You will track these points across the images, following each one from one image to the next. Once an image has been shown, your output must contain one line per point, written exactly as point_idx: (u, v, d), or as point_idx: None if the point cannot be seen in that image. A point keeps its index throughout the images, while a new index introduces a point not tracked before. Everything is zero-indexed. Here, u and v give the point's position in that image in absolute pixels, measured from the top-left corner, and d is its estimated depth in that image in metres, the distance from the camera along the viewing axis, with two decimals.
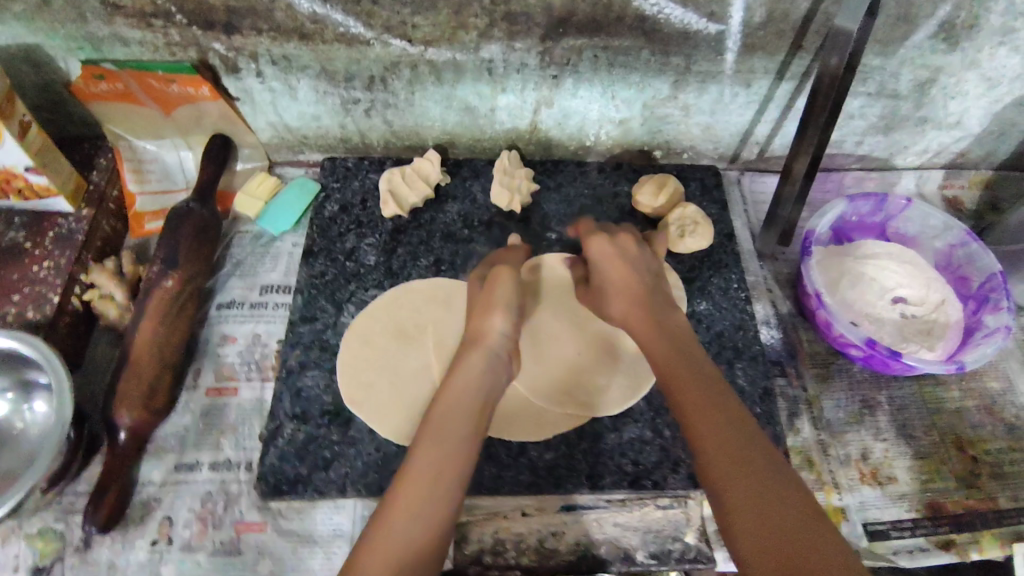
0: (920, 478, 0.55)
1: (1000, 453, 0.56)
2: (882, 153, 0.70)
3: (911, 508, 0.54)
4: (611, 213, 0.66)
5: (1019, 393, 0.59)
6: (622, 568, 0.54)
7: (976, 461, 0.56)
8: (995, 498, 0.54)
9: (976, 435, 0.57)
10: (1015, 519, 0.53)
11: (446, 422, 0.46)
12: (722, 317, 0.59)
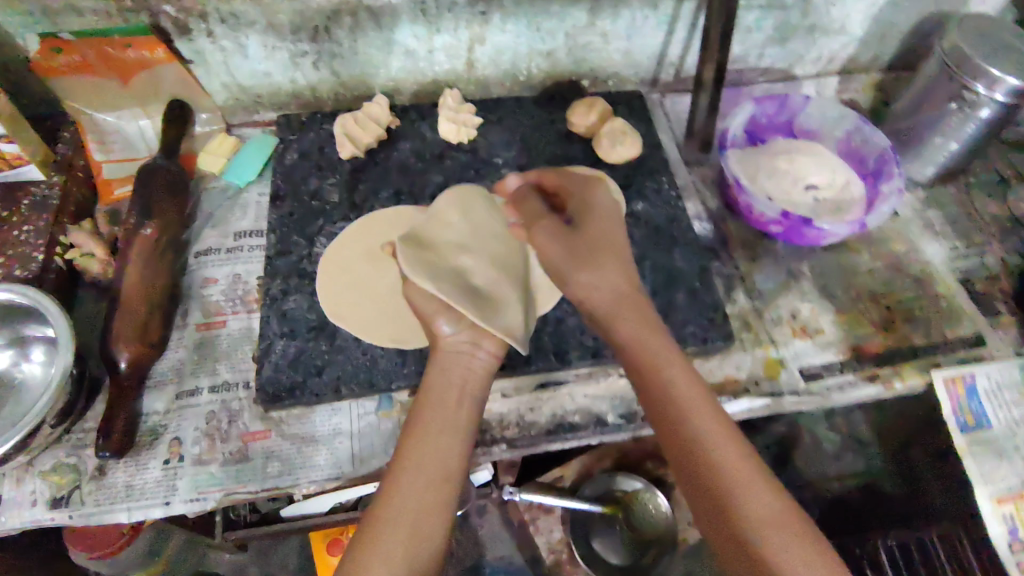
0: (844, 328, 0.68)
1: (910, 301, 0.71)
2: (783, 64, 0.85)
3: (838, 352, 0.67)
4: (551, 137, 0.77)
5: (919, 252, 0.75)
6: (596, 430, 0.60)
7: (891, 310, 0.70)
8: (910, 337, 0.68)
9: (887, 289, 0.71)
10: (928, 351, 0.67)
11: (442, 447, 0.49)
12: (657, 214, 0.72)
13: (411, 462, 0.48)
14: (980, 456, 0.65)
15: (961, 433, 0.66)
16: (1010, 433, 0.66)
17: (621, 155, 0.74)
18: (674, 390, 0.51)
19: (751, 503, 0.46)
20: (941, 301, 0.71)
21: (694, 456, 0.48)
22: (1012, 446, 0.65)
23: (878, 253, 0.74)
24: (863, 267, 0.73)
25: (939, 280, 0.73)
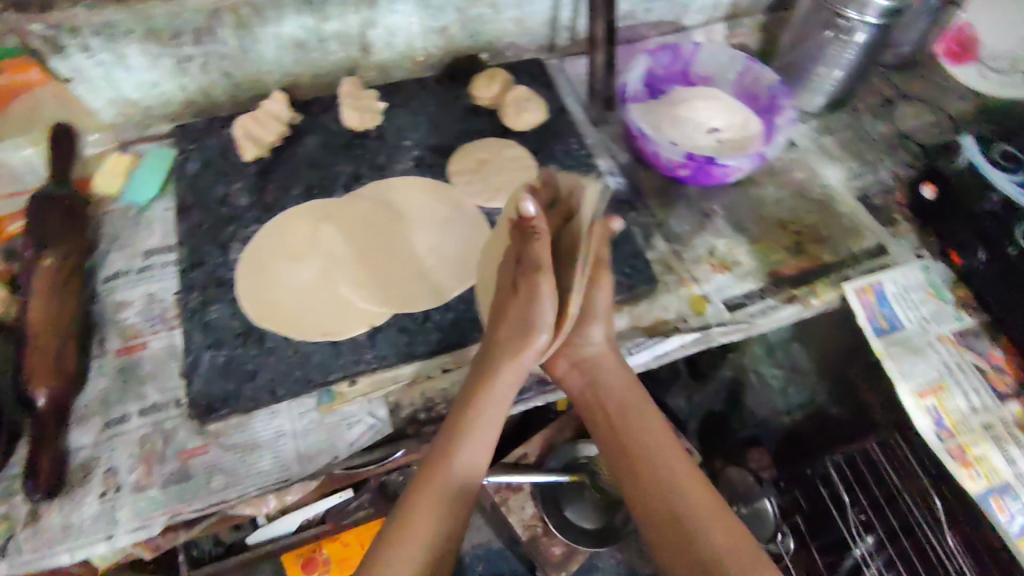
0: (758, 257, 0.73)
1: (814, 224, 0.76)
2: (670, 16, 0.88)
3: (756, 281, 0.71)
4: (457, 113, 0.77)
5: (816, 178, 0.80)
6: (540, 389, 0.66)
7: (798, 234, 0.75)
8: (819, 257, 0.73)
9: (793, 217, 0.76)
10: (836, 267, 0.72)
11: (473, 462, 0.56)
12: (571, 174, 0.74)
13: (451, 473, 0.55)
14: (898, 356, 0.69)
15: (878, 339, 0.70)
16: (920, 331, 0.71)
17: (528, 121, 0.76)
18: (647, 442, 0.59)
19: (714, 539, 0.53)
20: (842, 219, 0.76)
21: (660, 500, 0.56)
22: (925, 342, 0.70)
23: (780, 185, 0.79)
24: (768, 200, 0.78)
25: (838, 201, 0.78)
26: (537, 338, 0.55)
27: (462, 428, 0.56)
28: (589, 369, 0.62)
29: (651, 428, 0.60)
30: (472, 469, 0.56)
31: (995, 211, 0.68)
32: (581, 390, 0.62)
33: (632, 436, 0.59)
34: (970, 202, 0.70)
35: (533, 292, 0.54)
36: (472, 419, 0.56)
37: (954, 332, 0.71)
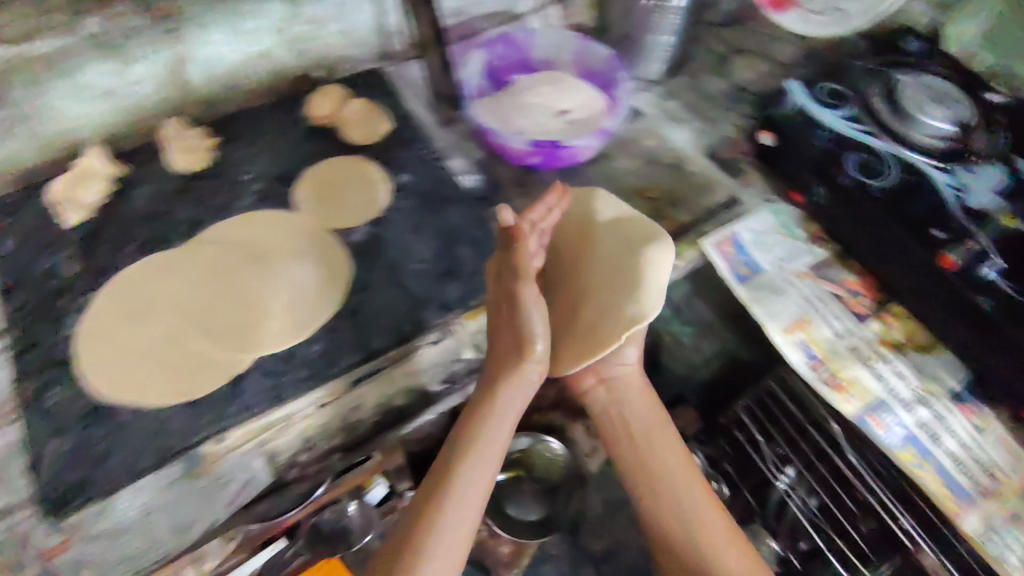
0: None
1: (666, 189, 0.79)
2: (501, 6, 0.89)
3: None
4: (297, 136, 0.74)
5: (664, 143, 0.83)
6: (424, 405, 0.61)
7: (654, 201, 0.78)
8: (677, 219, 0.77)
9: (647, 185, 0.79)
10: (692, 226, 0.76)
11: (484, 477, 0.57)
12: (424, 180, 0.72)
13: (456, 495, 0.55)
14: (762, 298, 0.73)
15: (742, 286, 0.74)
16: (779, 271, 0.75)
17: (368, 133, 0.74)
18: (670, 463, 0.66)
19: (732, 565, 0.62)
20: (694, 178, 0.80)
21: (679, 518, 0.64)
22: (784, 281, 0.74)
23: (632, 156, 0.81)
24: (622, 172, 0.80)
25: (688, 163, 0.82)
26: (531, 346, 0.58)
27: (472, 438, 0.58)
28: (615, 390, 0.69)
29: (668, 450, 0.66)
30: (472, 485, 0.56)
31: (826, 144, 0.74)
32: (603, 406, 0.69)
33: (650, 449, 0.66)
34: (802, 140, 0.75)
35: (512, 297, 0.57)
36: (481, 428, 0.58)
37: (810, 267, 0.75)
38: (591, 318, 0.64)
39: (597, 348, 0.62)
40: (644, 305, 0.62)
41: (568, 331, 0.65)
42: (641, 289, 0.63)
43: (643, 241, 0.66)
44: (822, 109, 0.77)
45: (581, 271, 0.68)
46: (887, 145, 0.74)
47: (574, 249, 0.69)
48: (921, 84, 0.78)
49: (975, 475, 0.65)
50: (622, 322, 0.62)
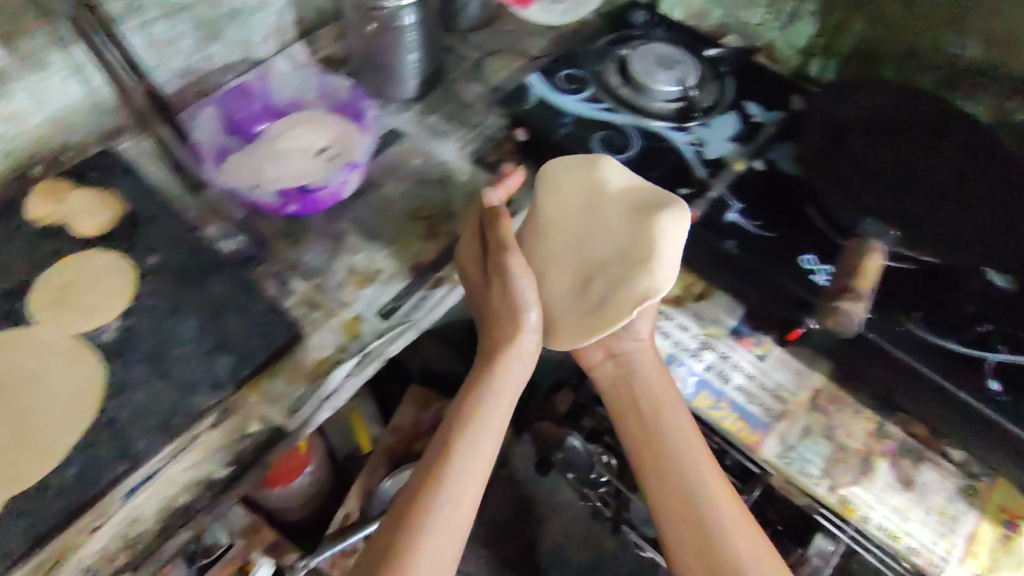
0: (396, 256, 0.76)
1: (439, 205, 0.81)
2: (238, 55, 0.87)
3: (401, 281, 0.74)
4: (24, 244, 0.68)
5: (429, 159, 0.85)
6: (211, 495, 0.60)
7: (428, 220, 0.79)
8: (453, 231, 0.78)
9: (418, 205, 0.80)
10: None
11: (487, 441, 0.67)
12: (177, 256, 0.68)
13: (459, 469, 0.64)
14: None
15: None
16: None
17: (95, 223, 0.70)
18: (675, 439, 0.68)
19: (736, 540, 0.63)
20: (464, 188, 0.83)
21: (687, 496, 0.65)
22: None
23: (401, 181, 0.82)
24: (393, 198, 0.81)
25: (456, 174, 0.84)
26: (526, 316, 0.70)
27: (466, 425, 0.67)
28: (625, 365, 0.72)
29: (680, 426, 0.68)
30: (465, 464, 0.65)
31: (571, 131, 0.78)
32: (610, 378, 0.73)
33: (662, 434, 0.68)
34: (548, 132, 0.78)
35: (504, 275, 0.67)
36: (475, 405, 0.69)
37: None
38: (600, 294, 0.69)
39: (606, 323, 0.67)
40: (656, 277, 0.66)
41: (580, 309, 0.70)
42: (654, 262, 0.66)
43: (651, 211, 0.69)
44: (564, 98, 0.80)
45: (590, 242, 0.71)
46: (627, 119, 0.79)
47: (576, 217, 0.73)
48: (650, 54, 0.83)
49: (766, 403, 0.71)
50: (631, 294, 0.66)
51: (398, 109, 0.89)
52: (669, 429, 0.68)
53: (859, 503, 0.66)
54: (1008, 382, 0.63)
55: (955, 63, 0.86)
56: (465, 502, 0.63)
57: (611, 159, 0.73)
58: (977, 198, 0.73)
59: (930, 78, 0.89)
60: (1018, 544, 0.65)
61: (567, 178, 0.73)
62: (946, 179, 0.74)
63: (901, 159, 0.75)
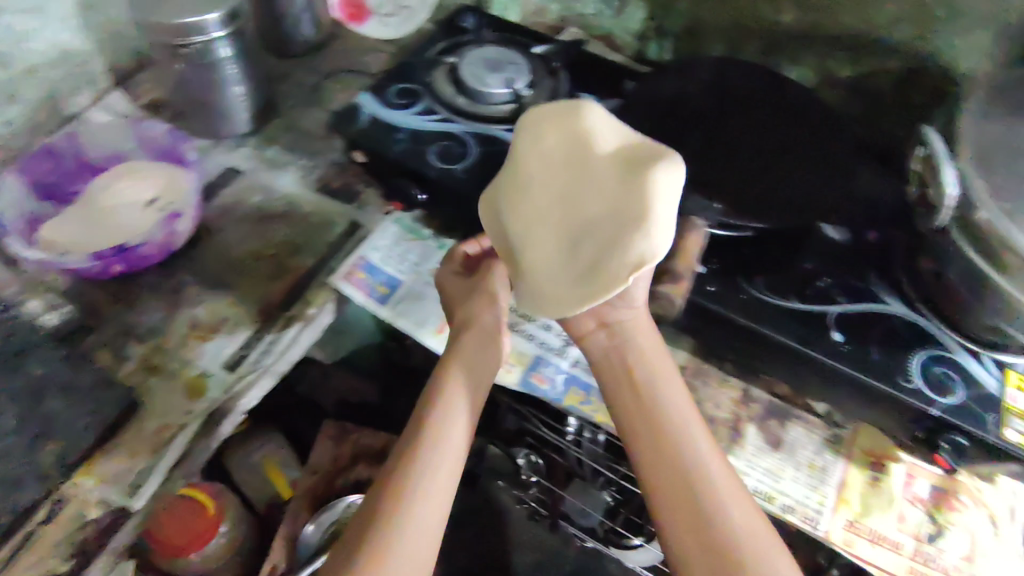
0: (240, 301, 0.73)
1: (283, 240, 0.78)
2: (45, 109, 0.81)
3: (248, 326, 0.71)
4: None
5: (269, 194, 0.82)
6: None
7: (273, 257, 0.77)
8: (301, 265, 0.76)
9: (261, 243, 0.78)
10: (318, 268, 0.76)
11: (454, 440, 0.59)
12: None
13: (422, 481, 0.56)
14: (405, 311, 0.75)
15: (384, 305, 0.74)
16: (416, 276, 0.77)
17: None
18: (672, 409, 0.58)
19: (738, 526, 0.52)
20: (311, 218, 0.80)
21: (683, 477, 0.54)
22: (422, 283, 0.77)
23: (243, 221, 0.80)
24: (235, 241, 0.78)
25: (301, 205, 0.81)
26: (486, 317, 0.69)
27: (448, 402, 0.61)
28: (619, 336, 0.62)
29: (675, 393, 0.59)
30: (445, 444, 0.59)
31: (407, 145, 0.77)
32: (603, 351, 0.63)
33: (653, 408, 0.58)
34: (383, 150, 0.76)
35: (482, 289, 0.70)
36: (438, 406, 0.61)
37: None
38: (591, 257, 0.56)
39: (597, 288, 0.55)
40: (653, 240, 0.54)
41: (557, 274, 0.58)
42: (650, 222, 0.54)
43: (642, 163, 0.57)
44: (398, 114, 0.80)
45: (576, 201, 0.58)
46: (464, 126, 0.79)
47: (557, 173, 0.60)
48: (480, 59, 0.83)
49: None
50: (627, 258, 0.54)
51: (232, 145, 0.86)
52: (662, 405, 0.58)
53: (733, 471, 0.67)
54: (851, 331, 0.67)
55: (772, 31, 0.89)
56: (430, 516, 0.54)
57: (595, 108, 0.62)
58: (824, 162, 0.76)
59: (754, 48, 0.92)
60: (885, 483, 0.68)
61: (547, 131, 0.62)
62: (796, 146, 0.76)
63: (736, 130, 0.77)
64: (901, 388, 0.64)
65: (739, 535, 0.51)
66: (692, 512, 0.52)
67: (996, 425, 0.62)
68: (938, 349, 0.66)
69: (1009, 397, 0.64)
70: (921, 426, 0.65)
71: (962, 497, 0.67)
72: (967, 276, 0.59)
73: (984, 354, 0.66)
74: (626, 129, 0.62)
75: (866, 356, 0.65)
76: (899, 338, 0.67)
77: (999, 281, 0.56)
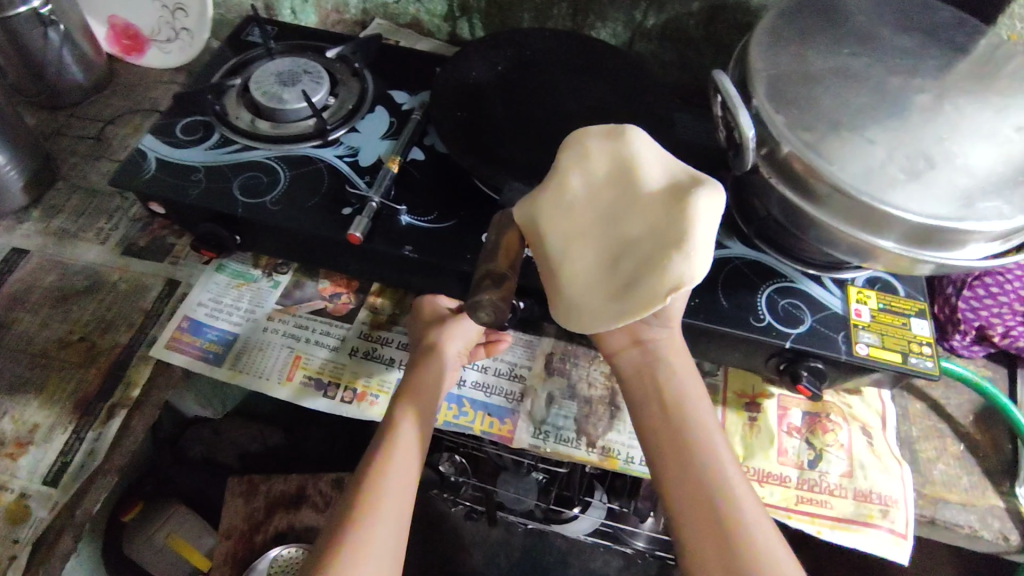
0: (50, 400, 0.64)
1: (92, 317, 0.69)
2: None
3: (66, 427, 0.63)
4: None
5: (66, 269, 0.73)
6: None
7: (83, 339, 0.68)
8: (117, 341, 0.68)
9: (66, 327, 0.69)
10: (137, 341, 0.68)
11: (414, 443, 0.57)
12: None
13: (390, 485, 0.54)
14: (244, 367, 0.68)
15: (221, 364, 0.67)
16: (253, 324, 0.70)
17: None
18: (702, 429, 0.56)
19: (759, 538, 0.49)
20: (119, 286, 0.72)
21: (708, 491, 0.52)
22: (260, 331, 0.70)
23: (38, 308, 0.70)
24: (31, 333, 0.68)
25: (105, 274, 0.72)
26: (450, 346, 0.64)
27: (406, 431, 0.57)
28: (650, 351, 0.60)
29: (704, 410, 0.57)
30: (406, 465, 0.56)
31: (204, 187, 0.69)
32: (633, 366, 0.61)
33: (683, 420, 0.56)
34: (177, 197, 0.68)
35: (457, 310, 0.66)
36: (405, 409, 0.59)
37: (280, 301, 0.72)
38: (629, 276, 0.53)
39: (633, 309, 0.52)
40: (692, 264, 0.50)
41: (597, 295, 0.55)
42: (689, 242, 0.50)
43: (682, 188, 0.54)
44: (191, 152, 0.72)
45: (618, 221, 0.55)
46: (268, 152, 0.73)
47: (597, 188, 0.57)
48: (271, 74, 0.77)
49: (505, 388, 0.69)
50: (663, 278, 0.50)
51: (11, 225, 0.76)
52: (688, 416, 0.56)
53: (619, 448, 0.66)
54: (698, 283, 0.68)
55: None
56: (397, 522, 0.52)
57: (642, 132, 0.59)
58: (644, 99, 0.76)
59: (561, 11, 0.90)
60: (762, 421, 0.68)
61: (596, 148, 0.58)
62: (626, 83, 0.77)
63: (560, 80, 0.77)
64: (753, 329, 0.65)
65: (755, 548, 0.49)
66: (714, 527, 0.50)
67: (846, 344, 0.65)
68: (781, 282, 0.68)
69: (853, 312, 0.67)
70: (781, 358, 0.66)
71: (833, 417, 0.69)
72: (786, 209, 0.62)
73: (825, 276, 0.70)
74: (669, 153, 0.59)
75: (717, 304, 0.66)
76: (744, 279, 0.68)
77: (809, 210, 0.58)
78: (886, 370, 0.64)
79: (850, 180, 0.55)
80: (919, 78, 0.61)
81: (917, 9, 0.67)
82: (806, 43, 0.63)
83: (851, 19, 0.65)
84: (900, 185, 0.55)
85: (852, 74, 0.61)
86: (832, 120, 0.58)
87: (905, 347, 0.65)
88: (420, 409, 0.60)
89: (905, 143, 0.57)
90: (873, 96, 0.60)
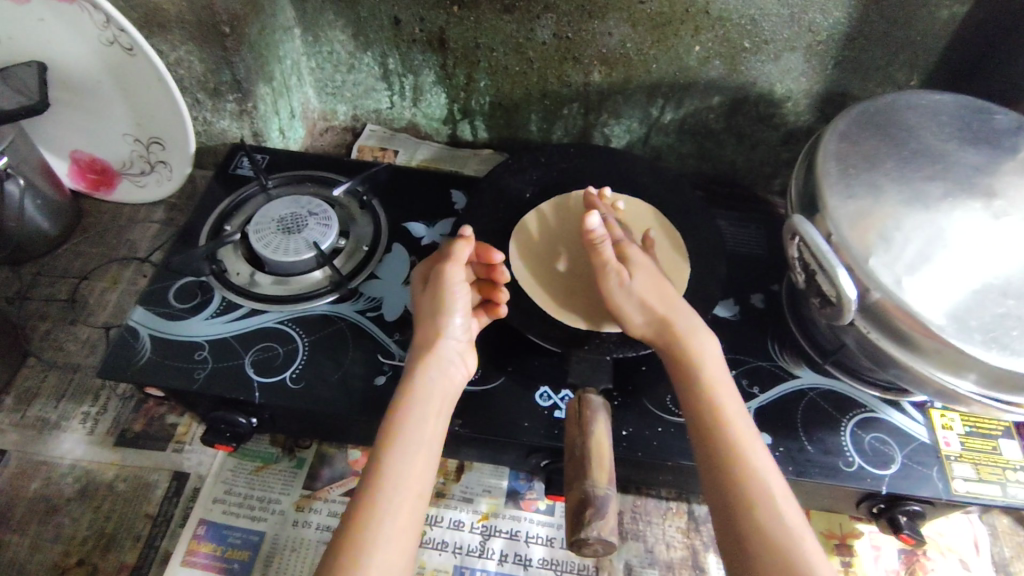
0: None
1: (90, 530, 0.60)
2: None
3: None
4: None
5: (50, 470, 0.63)
6: None
7: (81, 563, 0.58)
8: (123, 561, 0.58)
9: (60, 549, 0.59)
10: (146, 562, 0.58)
11: (416, 440, 0.49)
12: None
13: (389, 500, 0.46)
14: (276, 573, 0.58)
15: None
16: (280, 518, 0.61)
17: None
18: (741, 426, 0.51)
19: (806, 549, 0.44)
20: (117, 488, 0.62)
21: (756, 495, 0.46)
22: (290, 527, 0.61)
23: (23, 527, 0.59)
24: (15, 563, 0.58)
25: (98, 474, 0.63)
26: (446, 322, 0.57)
27: (404, 445, 0.48)
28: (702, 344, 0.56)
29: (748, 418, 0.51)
30: (412, 473, 0.47)
31: (212, 368, 0.60)
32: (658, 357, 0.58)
33: (730, 414, 0.51)
34: (182, 385, 0.59)
35: (448, 256, 0.59)
36: (400, 411, 0.50)
37: (309, 483, 0.63)
38: None
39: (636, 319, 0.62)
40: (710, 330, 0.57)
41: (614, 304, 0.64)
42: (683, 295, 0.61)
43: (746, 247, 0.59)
44: (190, 324, 0.63)
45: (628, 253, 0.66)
46: (279, 313, 0.65)
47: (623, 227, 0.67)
48: (272, 217, 0.68)
49: (576, 563, 0.61)
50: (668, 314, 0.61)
51: None
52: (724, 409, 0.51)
53: None
54: (775, 426, 0.62)
55: (585, 91, 0.81)
56: (395, 543, 0.44)
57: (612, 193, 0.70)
58: (682, 215, 0.71)
59: (571, 110, 0.84)
60: (857, 567, 0.63)
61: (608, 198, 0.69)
62: (661, 199, 0.72)
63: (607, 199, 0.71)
64: (844, 476, 0.59)
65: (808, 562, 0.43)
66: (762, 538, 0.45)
67: (942, 482, 0.59)
68: (861, 415, 0.63)
69: (942, 441, 0.62)
70: (875, 501, 0.60)
71: (929, 553, 0.64)
72: (868, 349, 0.57)
73: (901, 400, 0.64)
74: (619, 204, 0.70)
75: (799, 448, 0.60)
76: (822, 415, 0.63)
77: (898, 354, 0.53)
78: (987, 506, 0.59)
79: (954, 331, 0.50)
80: (1003, 200, 0.56)
81: (971, 113, 0.63)
82: (876, 165, 0.58)
83: (912, 134, 0.61)
84: (1009, 333, 0.50)
85: (932, 201, 0.56)
86: (926, 256, 0.53)
87: (1001, 476, 0.60)
88: (419, 397, 0.52)
89: (1002, 281, 0.52)
90: (959, 223, 0.55)
